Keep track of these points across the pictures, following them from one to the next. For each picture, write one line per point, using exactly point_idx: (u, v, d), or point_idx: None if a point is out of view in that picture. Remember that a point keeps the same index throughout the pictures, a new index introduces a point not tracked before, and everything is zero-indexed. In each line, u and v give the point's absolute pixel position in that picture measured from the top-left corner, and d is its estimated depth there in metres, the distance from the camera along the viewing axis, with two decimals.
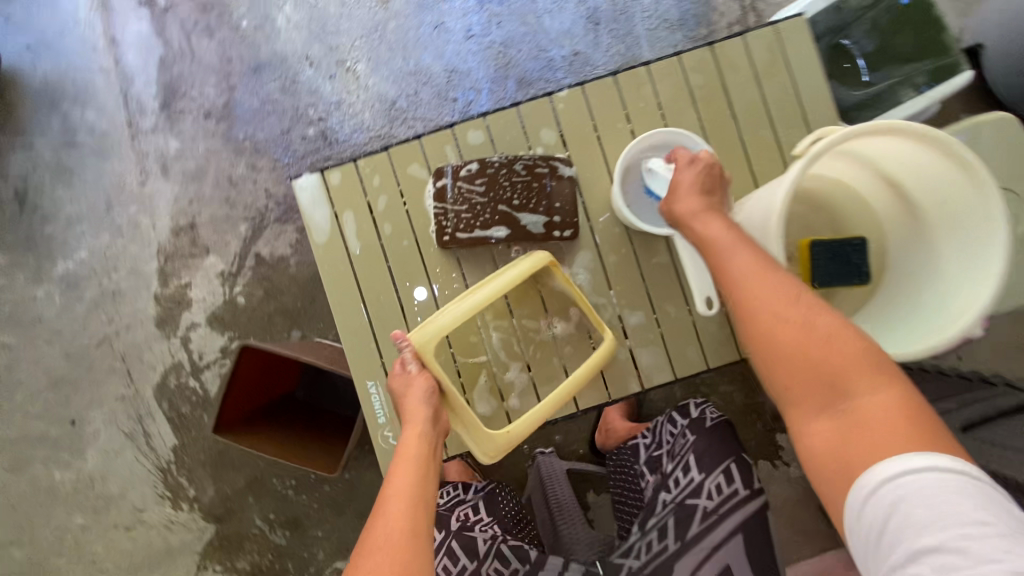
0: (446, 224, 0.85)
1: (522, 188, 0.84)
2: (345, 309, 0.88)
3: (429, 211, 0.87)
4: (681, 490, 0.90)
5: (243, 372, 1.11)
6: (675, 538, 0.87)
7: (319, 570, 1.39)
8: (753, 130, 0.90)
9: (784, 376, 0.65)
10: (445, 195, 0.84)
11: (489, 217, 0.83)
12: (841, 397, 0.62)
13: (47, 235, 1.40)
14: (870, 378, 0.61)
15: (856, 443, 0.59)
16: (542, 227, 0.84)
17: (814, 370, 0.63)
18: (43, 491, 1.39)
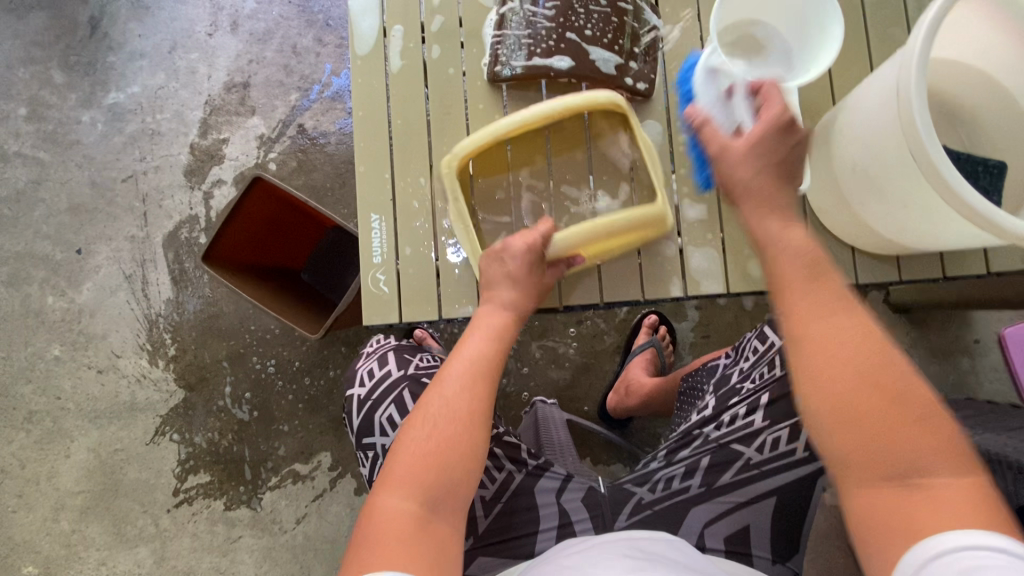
0: (502, 53, 0.76)
1: (598, 20, 0.75)
2: (370, 130, 0.79)
3: (486, 42, 0.78)
4: (731, 431, 0.81)
5: (250, 211, 1.02)
6: (701, 482, 0.81)
7: (276, 467, 1.28)
8: (881, 28, 0.75)
9: (838, 404, 0.54)
10: (507, 21, 0.76)
11: (555, 45, 0.75)
12: (915, 461, 0.51)
13: (107, 64, 1.39)
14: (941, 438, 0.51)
15: (912, 504, 0.50)
16: (614, 69, 0.75)
17: (883, 412, 0.52)
18: (31, 313, 1.35)
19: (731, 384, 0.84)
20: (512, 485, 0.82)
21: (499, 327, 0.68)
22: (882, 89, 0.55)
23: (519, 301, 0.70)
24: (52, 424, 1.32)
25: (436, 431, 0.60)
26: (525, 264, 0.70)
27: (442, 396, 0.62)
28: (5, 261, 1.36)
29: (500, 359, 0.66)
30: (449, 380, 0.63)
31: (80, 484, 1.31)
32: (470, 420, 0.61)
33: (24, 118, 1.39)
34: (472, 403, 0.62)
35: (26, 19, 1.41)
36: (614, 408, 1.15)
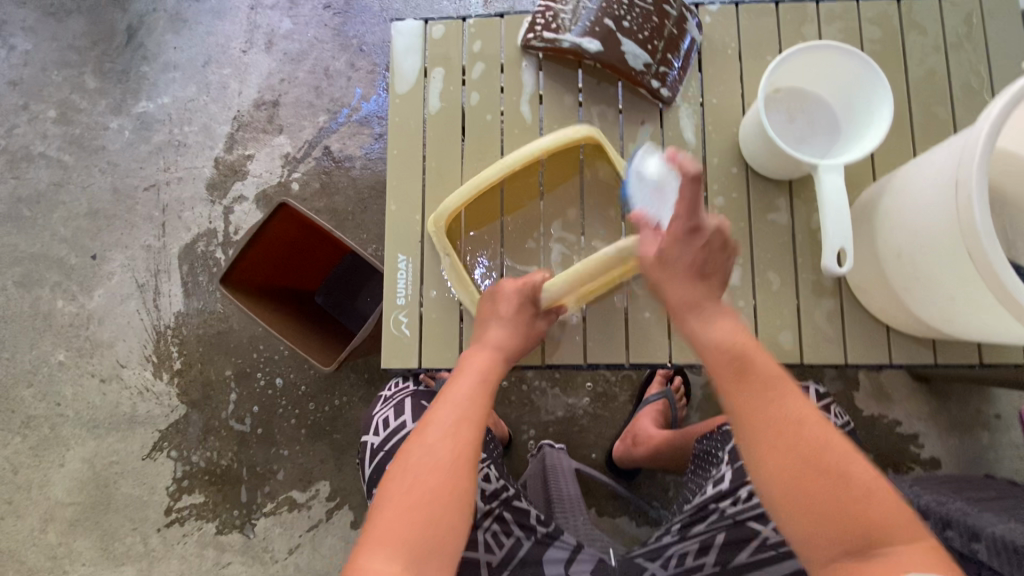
0: (539, 22, 0.76)
1: (640, 14, 0.72)
2: (403, 169, 0.78)
3: (524, 71, 0.78)
4: (749, 507, 0.77)
5: (273, 234, 1.02)
6: (717, 561, 0.76)
7: (273, 493, 1.24)
8: (925, 106, 0.74)
9: (783, 474, 0.57)
10: None
11: (589, 24, 0.73)
12: (865, 534, 0.54)
13: (141, 73, 1.40)
14: (892, 518, 0.55)
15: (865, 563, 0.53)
16: (641, 65, 0.73)
17: (842, 507, 0.55)
18: (40, 315, 1.33)
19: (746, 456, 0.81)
20: (519, 553, 0.80)
21: (485, 368, 0.68)
22: (936, 179, 0.54)
23: (510, 344, 0.70)
24: (49, 431, 1.30)
25: (418, 481, 0.58)
26: (516, 304, 0.70)
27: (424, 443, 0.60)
28: (19, 261, 1.35)
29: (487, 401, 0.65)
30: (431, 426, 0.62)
31: (71, 495, 1.28)
32: (454, 464, 0.59)
33: (52, 120, 1.40)
34: (456, 449, 0.60)
35: (65, 23, 1.42)
36: (621, 457, 1.11)
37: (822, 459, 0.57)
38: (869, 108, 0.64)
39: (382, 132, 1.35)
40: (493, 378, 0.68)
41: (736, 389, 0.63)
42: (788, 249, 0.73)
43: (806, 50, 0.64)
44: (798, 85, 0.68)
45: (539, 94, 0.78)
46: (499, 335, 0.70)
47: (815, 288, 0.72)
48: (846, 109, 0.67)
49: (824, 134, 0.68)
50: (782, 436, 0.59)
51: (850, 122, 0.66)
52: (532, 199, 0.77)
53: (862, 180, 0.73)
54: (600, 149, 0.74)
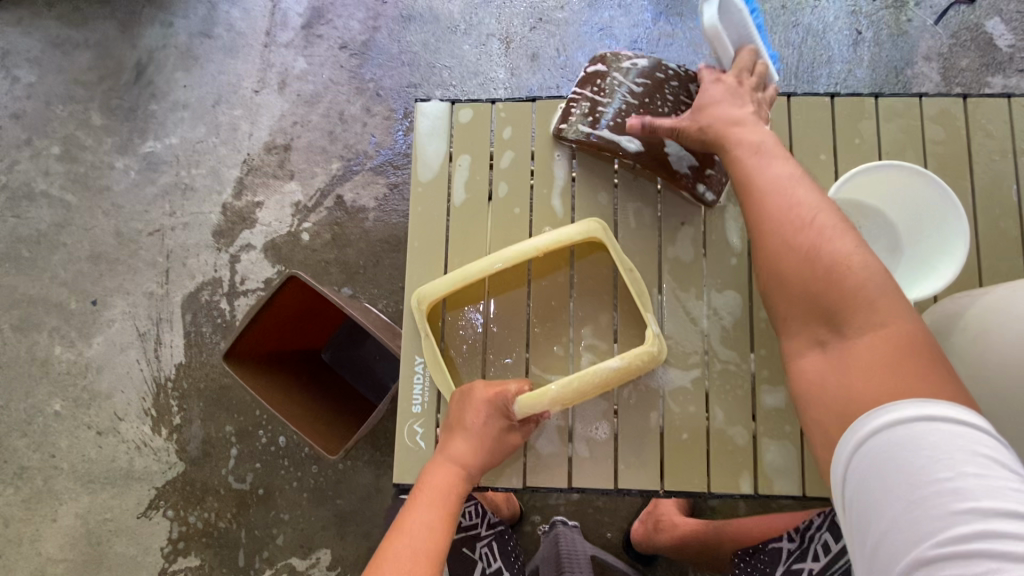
0: (573, 113, 0.71)
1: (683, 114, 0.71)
2: (425, 263, 0.73)
3: (557, 160, 0.73)
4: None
5: (281, 302, 0.97)
6: None
7: (271, 559, 1.19)
8: (991, 217, 0.69)
9: (790, 281, 0.60)
10: (595, 85, 0.72)
11: (633, 123, 0.70)
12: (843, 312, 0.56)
13: (149, 111, 1.35)
14: (886, 294, 0.55)
15: (852, 370, 0.54)
16: (687, 167, 0.70)
17: (815, 281, 0.57)
18: (37, 362, 1.29)
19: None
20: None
21: (443, 485, 0.62)
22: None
23: (475, 457, 0.64)
24: (42, 483, 1.25)
25: None
26: (483, 417, 0.64)
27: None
28: (16, 304, 1.30)
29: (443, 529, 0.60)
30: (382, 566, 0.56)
31: (63, 551, 1.23)
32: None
33: (56, 157, 1.35)
34: None
35: (72, 56, 1.38)
36: (638, 540, 1.06)
37: (832, 285, 0.57)
38: (937, 235, 0.60)
39: (397, 181, 1.30)
40: (453, 496, 0.62)
41: (796, 232, 0.60)
42: None
43: (875, 172, 0.59)
44: (864, 199, 0.63)
45: (572, 187, 0.73)
46: (462, 449, 0.64)
47: None
48: (908, 229, 0.63)
49: (882, 253, 0.63)
50: (786, 258, 0.60)
51: (912, 244, 0.62)
52: (560, 299, 0.72)
53: None
54: (615, 252, 0.69)
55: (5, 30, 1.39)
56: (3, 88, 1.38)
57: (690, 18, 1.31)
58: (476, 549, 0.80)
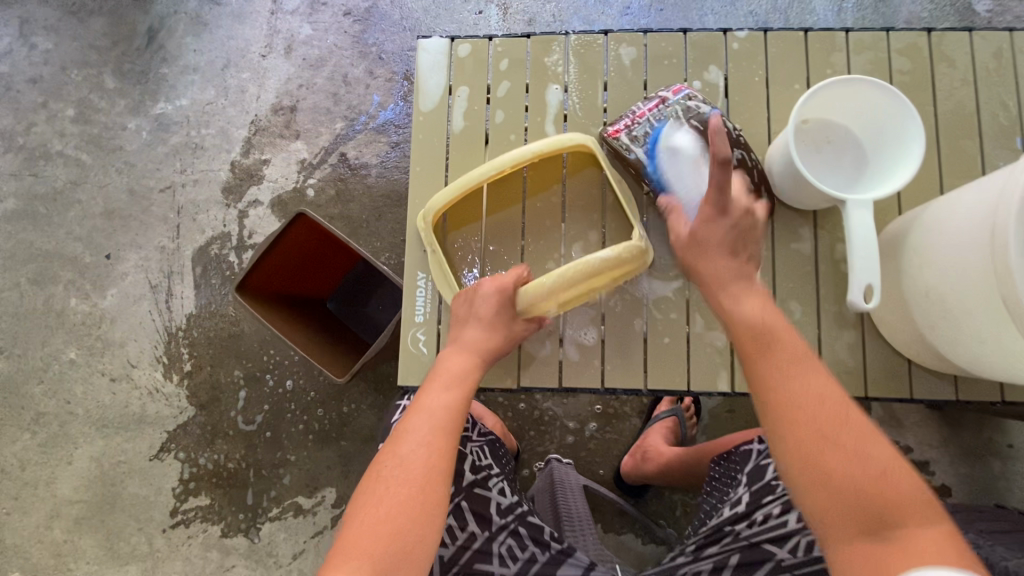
0: (622, 134, 0.75)
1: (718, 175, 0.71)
2: (426, 186, 0.79)
3: (549, 91, 0.78)
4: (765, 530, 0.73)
5: (290, 241, 1.02)
6: None
7: (278, 497, 1.25)
8: (952, 139, 0.74)
9: (806, 447, 0.57)
10: (653, 120, 0.74)
11: (664, 166, 0.73)
12: (872, 481, 0.55)
13: (160, 74, 1.41)
14: (895, 462, 0.57)
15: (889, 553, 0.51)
16: (692, 225, 0.72)
17: (829, 425, 0.58)
18: (53, 313, 1.34)
19: (767, 479, 0.77)
20: (534, 567, 0.78)
21: (457, 368, 0.69)
22: (973, 223, 0.53)
23: (488, 343, 0.70)
24: (58, 428, 1.31)
25: (389, 494, 0.59)
26: (495, 307, 0.70)
27: (392, 465, 0.61)
28: (33, 258, 1.36)
29: (456, 410, 0.66)
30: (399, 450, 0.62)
31: (78, 492, 1.29)
32: (416, 486, 0.60)
33: (71, 118, 1.40)
34: (427, 459, 0.62)
35: (86, 22, 1.43)
36: (628, 472, 1.11)
37: (849, 436, 0.57)
38: (901, 144, 0.64)
39: (399, 141, 1.35)
40: (464, 377, 0.69)
41: (771, 344, 0.63)
42: (811, 280, 0.72)
43: (836, 84, 0.63)
44: (830, 114, 0.67)
45: (563, 116, 0.78)
46: (475, 337, 0.71)
47: (836, 320, 0.71)
48: (874, 143, 0.67)
49: (852, 169, 0.67)
50: (802, 419, 0.59)
51: (880, 158, 0.66)
52: (552, 219, 0.78)
53: (887, 213, 0.73)
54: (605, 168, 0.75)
55: None
56: (20, 53, 1.43)
57: None
58: (467, 445, 0.85)
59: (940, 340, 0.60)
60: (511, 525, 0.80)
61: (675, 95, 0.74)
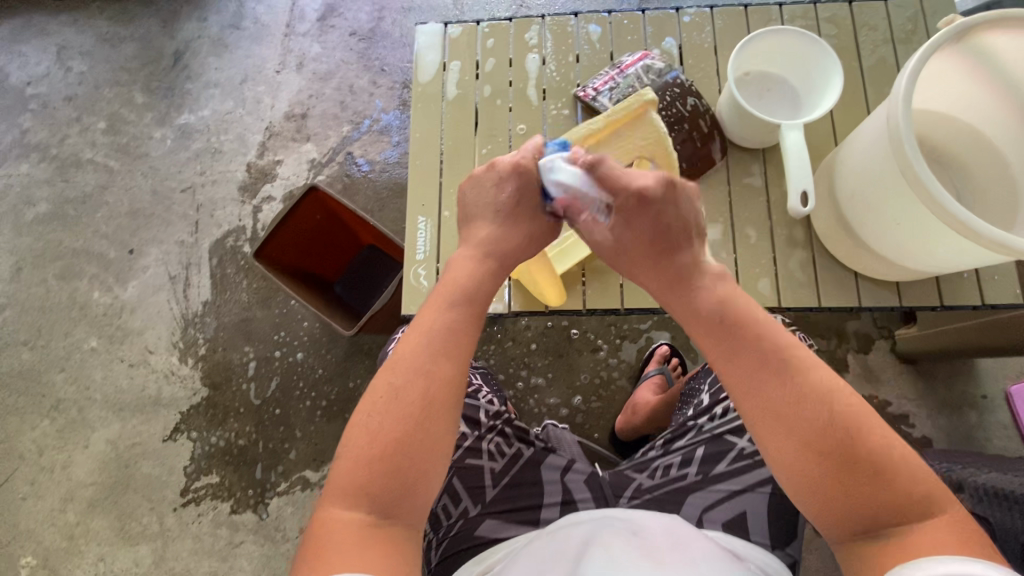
0: (590, 89, 0.87)
1: (672, 117, 0.81)
2: (424, 144, 0.90)
3: (530, 61, 0.91)
4: (726, 422, 0.79)
5: (301, 215, 1.13)
6: (698, 469, 0.77)
7: (287, 472, 1.29)
8: (878, 88, 0.86)
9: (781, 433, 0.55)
10: (614, 81, 0.86)
11: None
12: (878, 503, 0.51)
13: (184, 90, 1.56)
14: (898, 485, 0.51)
15: (888, 553, 0.49)
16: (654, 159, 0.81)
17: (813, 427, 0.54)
18: (77, 305, 1.43)
19: (725, 379, 0.84)
20: (521, 461, 0.81)
21: (508, 263, 0.72)
22: (872, 125, 0.65)
23: (506, 233, 0.72)
24: (76, 413, 1.37)
25: (418, 373, 0.60)
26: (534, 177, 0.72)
27: (416, 348, 0.62)
28: (61, 256, 1.46)
29: (475, 327, 0.65)
30: (409, 357, 0.60)
31: (93, 475, 1.33)
32: (433, 404, 0.59)
33: (102, 131, 1.54)
34: (446, 336, 0.62)
35: (118, 48, 1.60)
36: (621, 429, 1.18)
37: (835, 435, 0.53)
38: (826, 81, 0.76)
39: (400, 140, 1.49)
40: (483, 298, 0.68)
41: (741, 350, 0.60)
42: (764, 207, 0.82)
43: (768, 35, 0.76)
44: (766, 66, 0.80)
45: (542, 83, 0.90)
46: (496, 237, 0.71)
47: (788, 240, 0.81)
48: (806, 85, 0.79)
49: (788, 109, 0.79)
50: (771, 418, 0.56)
51: (809, 99, 0.78)
52: None
53: (824, 149, 0.85)
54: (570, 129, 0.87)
55: (62, 28, 1.62)
56: (58, 76, 1.59)
57: None
58: None
59: (866, 235, 0.71)
60: (495, 425, 0.82)
61: (636, 62, 0.86)
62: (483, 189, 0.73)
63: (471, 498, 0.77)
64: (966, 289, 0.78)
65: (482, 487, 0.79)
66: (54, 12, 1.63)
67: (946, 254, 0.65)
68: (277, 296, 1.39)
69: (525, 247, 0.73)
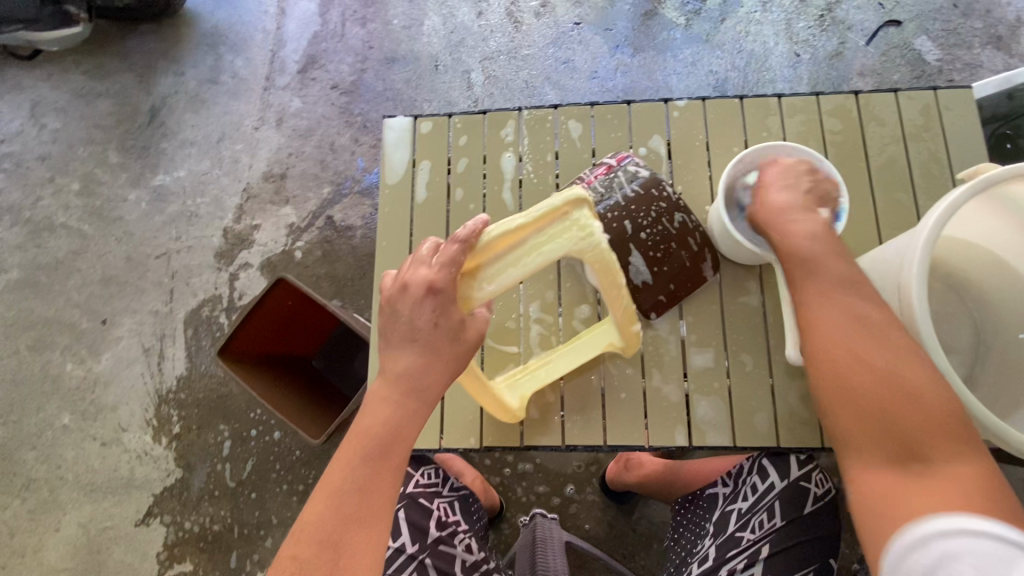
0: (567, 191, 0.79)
1: (658, 232, 0.73)
2: (392, 251, 0.83)
3: (505, 160, 0.84)
4: None
5: (270, 303, 1.07)
6: None
7: (262, 561, 1.23)
8: (887, 192, 0.79)
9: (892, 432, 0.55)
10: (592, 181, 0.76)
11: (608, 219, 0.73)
12: None
13: (160, 149, 1.50)
14: None
15: None
16: (641, 278, 0.74)
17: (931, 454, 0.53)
18: (49, 378, 1.38)
19: (729, 530, 0.72)
20: None
21: (428, 399, 0.63)
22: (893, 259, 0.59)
23: (422, 364, 0.62)
24: (48, 494, 1.32)
25: (328, 536, 0.54)
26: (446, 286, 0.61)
27: (329, 502, 0.56)
28: (33, 326, 1.41)
29: (391, 477, 0.58)
30: (313, 524, 0.55)
31: (64, 561, 1.28)
32: (343, 575, 0.53)
33: (75, 192, 1.49)
34: (363, 491, 0.57)
35: (93, 104, 1.55)
36: (613, 479, 1.13)
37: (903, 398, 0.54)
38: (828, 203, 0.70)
39: None
40: (400, 438, 0.60)
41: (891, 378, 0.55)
42: (761, 331, 0.75)
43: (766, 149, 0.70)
44: None
45: (519, 183, 0.83)
46: (415, 364, 0.61)
47: (788, 369, 0.74)
48: None
49: None
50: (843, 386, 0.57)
51: None
52: None
53: None
54: None
55: (35, 83, 1.57)
56: (31, 134, 1.54)
57: (645, 50, 1.48)
58: (433, 501, 0.85)
59: None
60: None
61: (619, 163, 0.76)
62: (399, 317, 0.62)
63: None
64: None
65: None
66: (27, 66, 1.58)
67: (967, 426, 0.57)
68: None
69: (450, 369, 0.63)
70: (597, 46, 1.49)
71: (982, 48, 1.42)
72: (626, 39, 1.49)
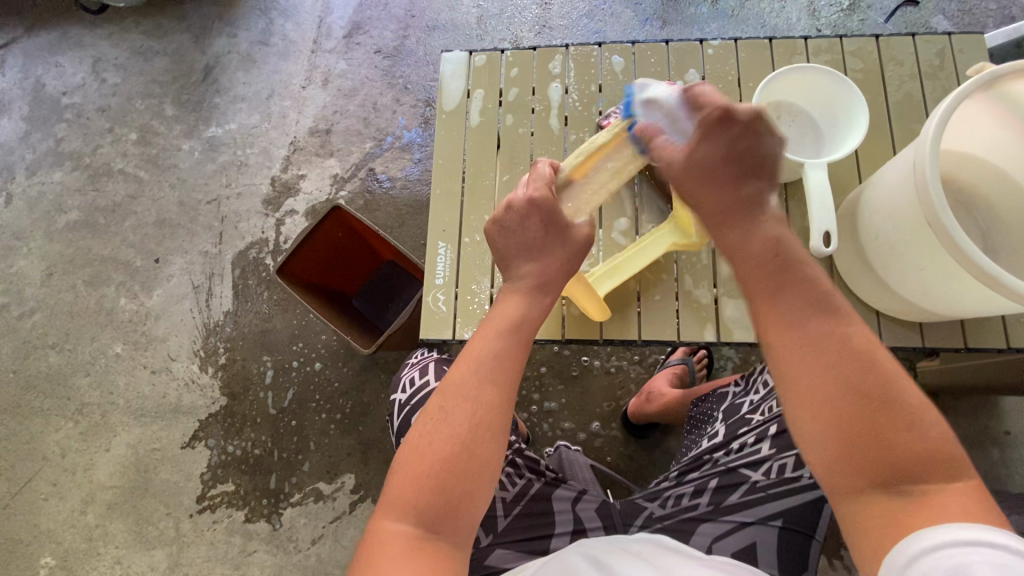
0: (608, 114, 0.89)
1: None
2: (447, 168, 0.91)
3: (553, 90, 0.92)
4: (741, 456, 0.80)
5: (324, 231, 1.15)
6: (710, 500, 0.79)
7: (300, 483, 1.31)
8: (903, 124, 0.86)
9: (807, 373, 0.56)
10: None
11: None
12: (922, 466, 0.49)
13: (213, 103, 1.60)
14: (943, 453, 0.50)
15: (909, 511, 0.48)
16: None
17: (851, 387, 0.53)
18: (103, 310, 1.47)
19: (742, 414, 0.85)
20: (531, 491, 0.84)
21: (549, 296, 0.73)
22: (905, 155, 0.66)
23: (545, 263, 0.74)
24: (99, 417, 1.40)
25: (470, 393, 0.61)
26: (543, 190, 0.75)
27: (468, 365, 0.64)
28: (89, 263, 1.51)
29: (520, 355, 0.66)
30: (458, 382, 0.62)
31: (113, 479, 1.36)
32: (474, 430, 0.59)
33: (132, 141, 1.59)
34: (498, 362, 0.64)
35: (151, 61, 1.65)
36: (634, 413, 1.19)
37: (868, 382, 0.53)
38: (850, 120, 0.77)
39: (421, 158, 1.51)
40: (524, 334, 0.68)
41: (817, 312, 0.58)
42: None
43: (792, 72, 0.78)
44: (788, 103, 0.81)
45: (565, 111, 0.92)
46: (536, 269, 0.73)
47: None
48: (828, 122, 0.81)
49: (810, 147, 0.81)
50: (802, 353, 0.57)
51: (833, 135, 0.80)
52: None
53: (848, 184, 0.84)
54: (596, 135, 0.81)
55: (98, 41, 1.68)
56: (92, 87, 1.64)
57: (673, 23, 1.56)
58: None
59: (893, 276, 0.71)
60: (508, 456, 0.85)
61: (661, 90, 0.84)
62: (511, 230, 0.75)
63: (483, 526, 0.80)
64: (992, 331, 0.78)
65: (495, 514, 0.81)
66: (91, 26, 1.69)
67: (974, 300, 0.64)
68: (297, 307, 1.42)
69: (564, 277, 0.75)
70: (628, 18, 1.57)
71: (996, 27, 1.49)
72: (656, 12, 1.57)
